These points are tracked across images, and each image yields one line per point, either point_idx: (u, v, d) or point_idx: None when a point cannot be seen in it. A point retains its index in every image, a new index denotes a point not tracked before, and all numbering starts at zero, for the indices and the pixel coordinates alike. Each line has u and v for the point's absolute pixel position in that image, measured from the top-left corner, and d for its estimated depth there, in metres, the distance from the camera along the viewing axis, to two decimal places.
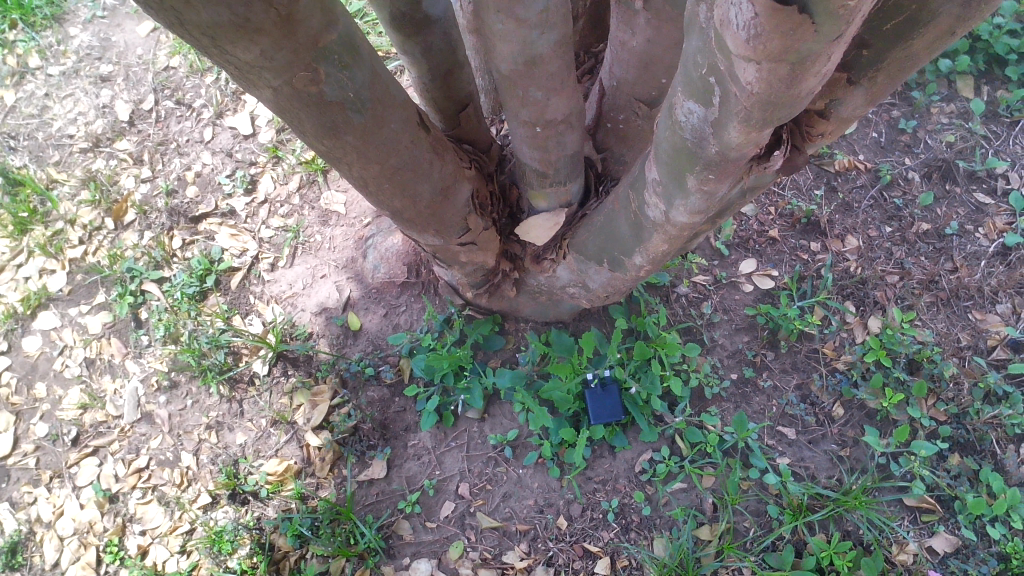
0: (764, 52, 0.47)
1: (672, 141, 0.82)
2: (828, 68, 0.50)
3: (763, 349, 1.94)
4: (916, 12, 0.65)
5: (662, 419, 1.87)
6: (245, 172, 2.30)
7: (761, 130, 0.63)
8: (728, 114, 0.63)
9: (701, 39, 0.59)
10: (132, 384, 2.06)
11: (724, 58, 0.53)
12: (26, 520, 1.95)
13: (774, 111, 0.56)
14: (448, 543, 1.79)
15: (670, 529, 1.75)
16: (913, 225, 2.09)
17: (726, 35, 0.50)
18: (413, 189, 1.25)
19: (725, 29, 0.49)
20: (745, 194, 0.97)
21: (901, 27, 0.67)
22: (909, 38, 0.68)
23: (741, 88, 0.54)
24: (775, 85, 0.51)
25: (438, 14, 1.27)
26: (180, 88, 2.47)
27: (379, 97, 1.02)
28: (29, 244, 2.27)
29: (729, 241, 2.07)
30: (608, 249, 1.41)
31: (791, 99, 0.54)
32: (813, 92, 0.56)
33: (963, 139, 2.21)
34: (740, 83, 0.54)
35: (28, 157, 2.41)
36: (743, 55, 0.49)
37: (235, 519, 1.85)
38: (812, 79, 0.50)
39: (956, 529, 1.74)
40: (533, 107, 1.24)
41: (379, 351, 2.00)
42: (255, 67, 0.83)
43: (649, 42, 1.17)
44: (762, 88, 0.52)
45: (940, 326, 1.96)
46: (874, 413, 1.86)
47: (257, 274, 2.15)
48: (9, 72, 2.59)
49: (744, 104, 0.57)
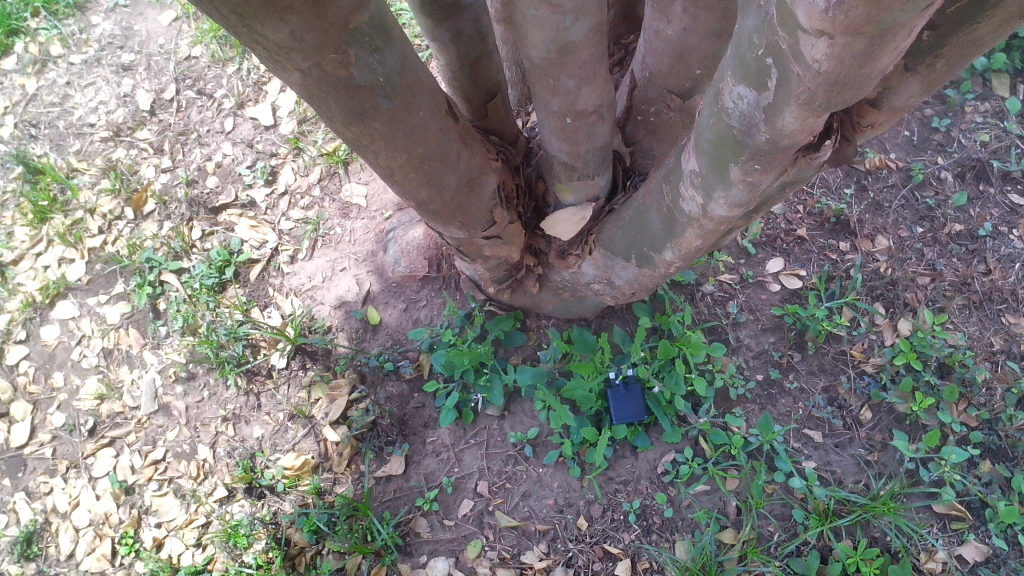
0: (844, 23, 0.45)
1: (716, 129, 0.79)
2: (906, 43, 0.48)
3: (790, 351, 1.90)
4: None
5: (685, 420, 1.84)
6: (266, 163, 2.28)
7: (821, 114, 0.60)
8: (786, 97, 0.60)
9: (759, 17, 0.56)
10: (150, 375, 2.04)
11: (790, 35, 0.51)
12: (42, 510, 1.93)
13: (840, 91, 0.54)
14: (466, 542, 1.76)
15: (692, 532, 1.72)
16: (945, 226, 2.04)
17: (798, 9, 0.48)
18: (440, 179, 1.22)
19: (798, 1, 0.47)
20: (787, 188, 0.94)
21: (968, 9, 0.64)
22: (975, 21, 0.64)
23: (808, 67, 0.52)
24: (847, 61, 0.49)
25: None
26: (202, 78, 2.45)
27: (408, 83, 0.99)
28: (48, 233, 2.25)
29: (756, 240, 2.03)
30: (636, 245, 1.38)
31: (862, 77, 0.52)
32: (882, 72, 0.54)
33: (997, 138, 2.16)
34: (807, 61, 0.52)
35: (49, 146, 2.40)
36: (816, 28, 0.47)
37: (251, 513, 1.84)
38: (889, 53, 0.48)
39: (986, 538, 1.70)
40: (564, 97, 1.21)
41: (399, 345, 1.98)
42: (284, 48, 0.80)
43: (685, 31, 1.14)
44: (832, 66, 0.50)
45: (972, 329, 1.91)
46: (903, 417, 1.82)
47: (276, 266, 2.13)
48: (31, 60, 2.58)
49: (808, 85, 0.54)
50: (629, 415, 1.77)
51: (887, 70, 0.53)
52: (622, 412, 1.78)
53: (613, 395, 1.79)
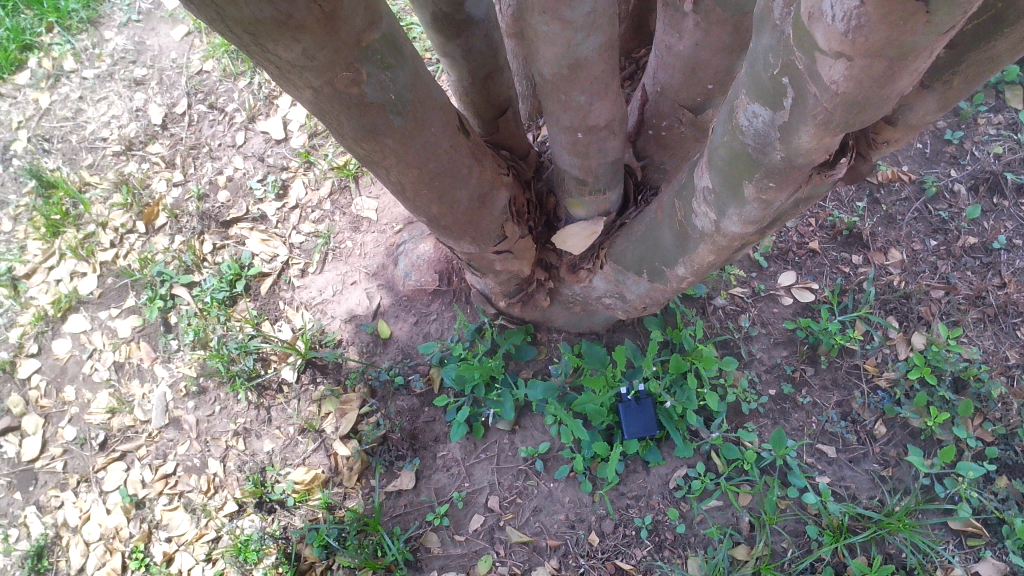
0: (864, 46, 0.45)
1: (730, 146, 0.79)
2: (926, 64, 0.47)
3: (802, 364, 1.89)
4: (1003, 11, 0.61)
5: (697, 435, 1.82)
6: (277, 177, 2.24)
7: (837, 134, 0.60)
8: (802, 116, 0.60)
9: (774, 35, 0.56)
10: (161, 389, 2.05)
11: (806, 56, 0.51)
12: (53, 524, 1.93)
13: (858, 112, 0.53)
14: (477, 558, 1.76)
15: (705, 548, 1.71)
16: (960, 238, 2.00)
17: (815, 30, 0.47)
18: (451, 194, 1.22)
19: (816, 22, 0.46)
20: (801, 205, 0.93)
21: (985, 28, 0.63)
22: (992, 39, 0.64)
23: (825, 88, 0.52)
24: (866, 83, 0.49)
25: (480, 14, 1.24)
26: (213, 92, 2.45)
27: (420, 99, 0.99)
28: (60, 247, 2.26)
29: (768, 253, 2.01)
30: (648, 259, 1.37)
31: (880, 99, 0.51)
32: (901, 92, 0.53)
33: (1011, 151, 2.12)
34: (824, 82, 0.51)
35: (62, 160, 2.41)
36: (834, 50, 0.47)
37: (261, 528, 1.84)
38: (909, 75, 0.48)
39: (1003, 555, 1.67)
40: (575, 112, 1.20)
41: (409, 359, 1.99)
42: (296, 66, 0.80)
43: (697, 46, 1.13)
44: (850, 87, 0.50)
45: (987, 343, 1.88)
46: (917, 433, 1.80)
47: (287, 280, 2.11)
48: (45, 75, 2.59)
49: (825, 105, 0.54)
50: (639, 428, 1.77)
51: (905, 91, 0.53)
52: (631, 426, 1.77)
53: (623, 410, 1.78)
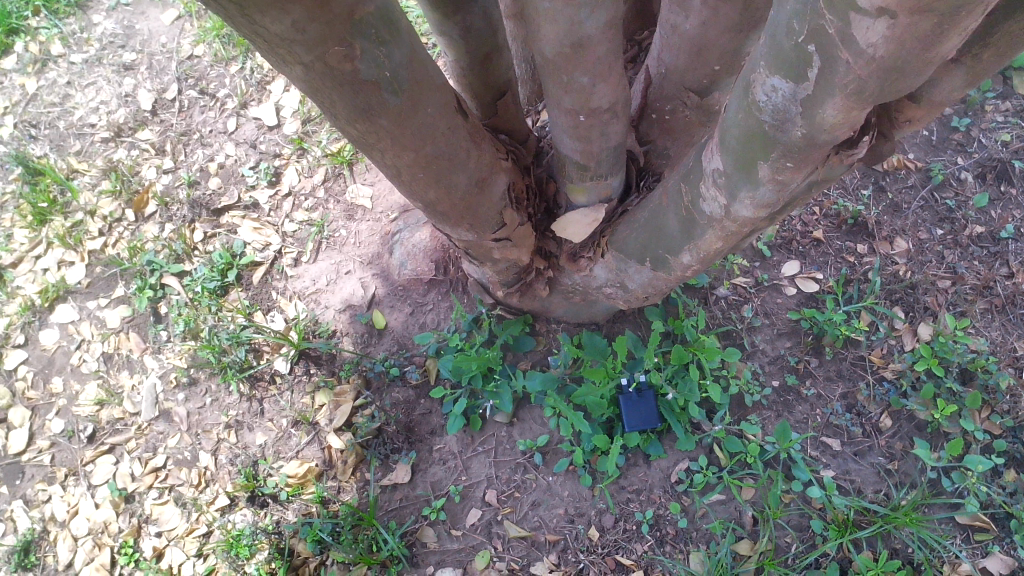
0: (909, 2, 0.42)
1: (744, 123, 0.74)
2: (976, 22, 0.44)
3: (806, 356, 1.85)
4: None
5: (699, 427, 1.79)
6: (269, 164, 2.17)
7: (868, 104, 0.56)
8: (830, 86, 0.56)
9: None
10: (151, 380, 2.00)
11: (841, 18, 0.48)
12: (40, 518, 1.89)
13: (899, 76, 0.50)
14: (474, 553, 1.72)
15: (708, 543, 1.68)
16: (967, 228, 1.95)
17: None
18: (448, 179, 1.18)
19: None
20: (815, 189, 0.89)
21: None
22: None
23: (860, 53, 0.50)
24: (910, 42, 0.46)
25: None
26: (204, 77, 2.37)
27: (417, 79, 0.95)
28: (48, 235, 2.21)
29: (771, 242, 1.96)
30: (652, 247, 1.33)
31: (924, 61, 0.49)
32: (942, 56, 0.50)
33: (1020, 138, 2.06)
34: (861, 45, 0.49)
35: (49, 146, 2.35)
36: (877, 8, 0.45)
37: (253, 523, 1.80)
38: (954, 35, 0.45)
39: (1012, 550, 1.64)
40: (577, 95, 1.16)
41: (405, 350, 1.94)
42: (285, 39, 0.76)
43: (704, 25, 1.09)
44: (890, 48, 0.47)
45: (995, 334, 1.85)
46: (924, 425, 1.77)
47: (280, 269, 2.06)
48: (32, 59, 2.54)
49: (860, 71, 0.51)
50: (640, 420, 1.73)
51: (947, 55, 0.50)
52: (632, 419, 1.73)
53: (624, 402, 1.74)
